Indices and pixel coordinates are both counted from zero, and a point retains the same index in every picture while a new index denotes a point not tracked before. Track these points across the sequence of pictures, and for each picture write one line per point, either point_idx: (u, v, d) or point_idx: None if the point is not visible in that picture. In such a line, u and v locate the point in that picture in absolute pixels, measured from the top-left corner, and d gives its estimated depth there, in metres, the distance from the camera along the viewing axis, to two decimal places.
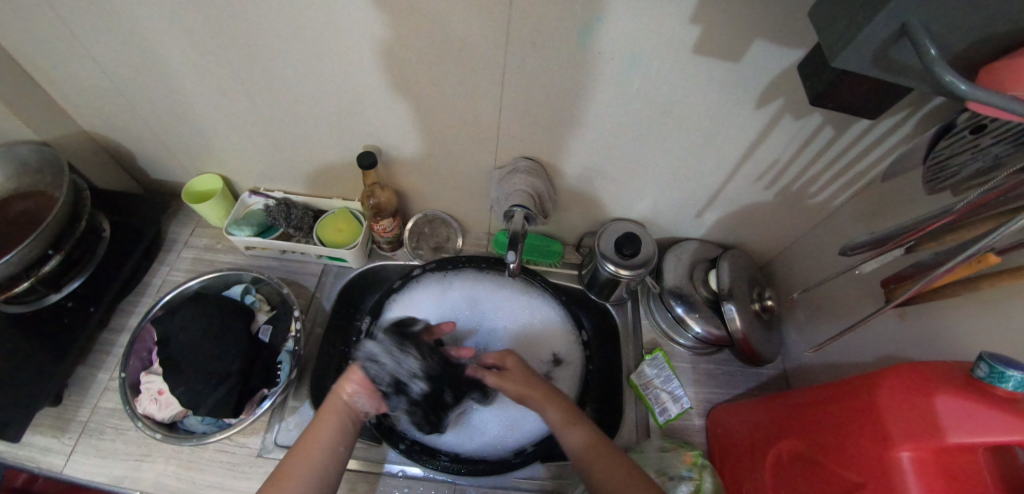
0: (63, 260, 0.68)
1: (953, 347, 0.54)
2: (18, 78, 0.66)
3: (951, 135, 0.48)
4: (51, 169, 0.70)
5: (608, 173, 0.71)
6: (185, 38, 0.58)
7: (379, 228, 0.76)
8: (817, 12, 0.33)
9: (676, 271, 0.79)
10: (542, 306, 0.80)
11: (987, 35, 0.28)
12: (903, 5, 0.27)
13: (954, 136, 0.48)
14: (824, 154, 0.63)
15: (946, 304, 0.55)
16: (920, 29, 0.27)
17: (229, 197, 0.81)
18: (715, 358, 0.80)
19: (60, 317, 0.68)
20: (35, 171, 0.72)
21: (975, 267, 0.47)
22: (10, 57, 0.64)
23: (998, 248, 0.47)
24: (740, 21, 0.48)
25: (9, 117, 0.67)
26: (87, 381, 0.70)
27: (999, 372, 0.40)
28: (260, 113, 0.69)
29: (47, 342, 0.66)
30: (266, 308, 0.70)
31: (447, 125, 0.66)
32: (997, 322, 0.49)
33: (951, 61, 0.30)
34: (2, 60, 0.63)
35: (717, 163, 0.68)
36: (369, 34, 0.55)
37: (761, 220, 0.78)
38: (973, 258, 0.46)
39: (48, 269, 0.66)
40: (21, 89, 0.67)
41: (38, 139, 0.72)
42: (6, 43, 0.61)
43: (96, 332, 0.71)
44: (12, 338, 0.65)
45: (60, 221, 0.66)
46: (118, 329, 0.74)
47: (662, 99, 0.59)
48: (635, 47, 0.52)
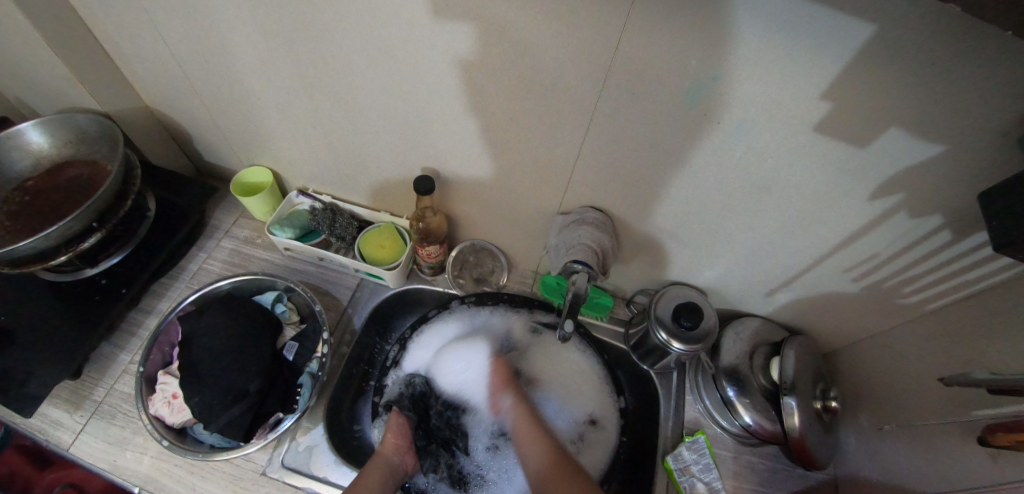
0: (104, 237, 0.65)
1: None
2: (92, 48, 0.65)
3: None
4: (107, 142, 0.69)
5: (678, 236, 0.65)
6: (258, 32, 0.55)
7: (423, 253, 0.72)
8: None
9: (734, 350, 0.72)
10: (578, 362, 0.75)
11: None
12: None
13: None
14: (934, 258, 0.55)
15: None
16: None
17: (277, 194, 0.78)
18: (760, 450, 0.73)
19: (93, 293, 0.67)
20: (93, 141, 0.70)
21: None
22: (87, 24, 0.62)
23: None
24: (882, 106, 0.42)
25: (76, 83, 0.66)
26: (107, 359, 0.67)
27: None
28: (322, 116, 0.66)
29: (78, 316, 0.65)
30: (295, 322, 0.66)
31: (513, 158, 0.61)
32: None
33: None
34: (76, 26, 0.62)
35: (804, 245, 0.61)
36: (452, 57, 0.51)
37: (837, 310, 0.70)
38: None
39: (88, 246, 0.63)
40: (93, 59, 0.65)
41: (101, 111, 0.71)
42: (88, 14, 0.61)
43: (125, 312, 0.69)
44: (45, 307, 0.64)
45: (108, 196, 0.63)
46: (148, 311, 0.72)
47: (764, 172, 0.52)
48: (747, 114, 0.46)
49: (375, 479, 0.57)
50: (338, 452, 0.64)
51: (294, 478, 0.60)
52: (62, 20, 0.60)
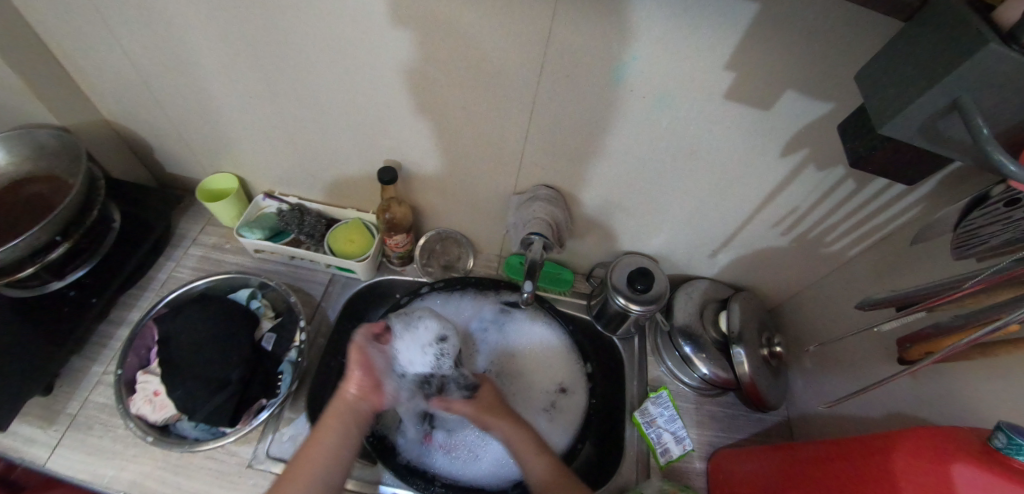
0: (70, 249, 0.66)
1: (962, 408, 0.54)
2: (48, 65, 0.66)
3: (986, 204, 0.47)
4: (69, 156, 0.70)
5: (626, 207, 0.71)
6: (218, 39, 0.59)
7: (391, 243, 0.75)
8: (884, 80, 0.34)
9: (686, 309, 0.78)
10: (548, 335, 0.79)
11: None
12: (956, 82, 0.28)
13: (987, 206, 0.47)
14: (843, 206, 0.63)
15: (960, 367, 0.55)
16: (972, 105, 0.28)
17: (243, 198, 0.80)
18: (719, 399, 0.79)
19: (61, 306, 0.67)
20: (52, 155, 0.71)
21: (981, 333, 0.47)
22: (42, 41, 0.64)
23: None
24: (775, 71, 0.49)
25: (33, 98, 0.67)
26: (79, 372, 0.67)
27: (1017, 444, 0.39)
28: (284, 118, 0.69)
29: (47, 330, 0.65)
30: (271, 315, 0.69)
31: (469, 145, 0.66)
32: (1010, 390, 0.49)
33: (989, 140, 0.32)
34: (31, 43, 0.63)
35: (735, 206, 0.68)
36: (402, 51, 0.56)
37: (773, 265, 0.78)
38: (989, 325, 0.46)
39: (55, 257, 0.64)
40: (50, 75, 0.67)
41: (58, 124, 0.71)
42: (44, 31, 0.62)
43: (95, 323, 0.69)
44: (11, 323, 0.64)
45: (72, 208, 0.64)
46: (119, 322, 0.73)
47: (690, 139, 0.59)
48: (666, 88, 0.53)
49: (333, 428, 0.58)
50: None
51: (279, 467, 0.61)
52: (16, 37, 0.62)
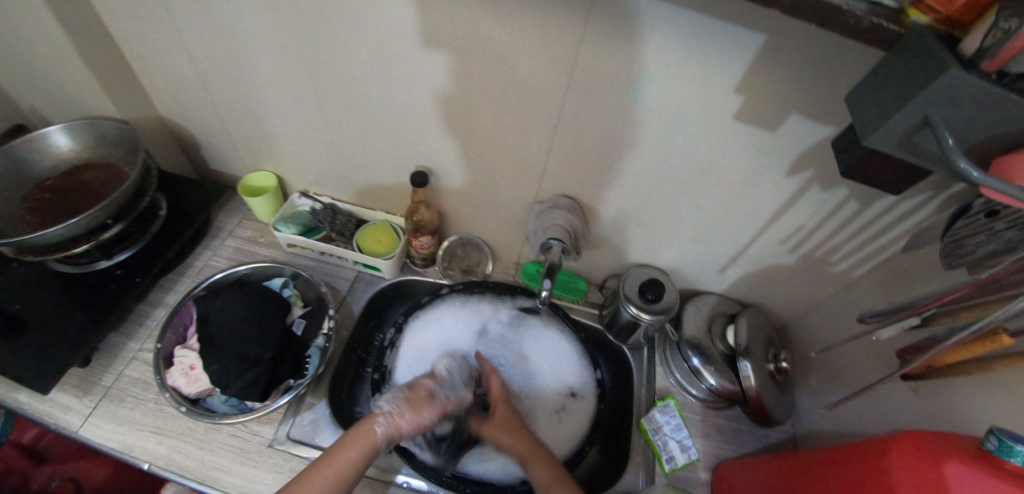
0: (121, 231, 0.72)
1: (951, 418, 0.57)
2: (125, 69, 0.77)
3: (970, 214, 0.52)
4: (127, 146, 0.77)
5: (638, 220, 0.76)
6: (277, 50, 0.68)
7: (416, 244, 0.80)
8: (869, 99, 0.40)
9: (695, 322, 0.82)
10: (561, 343, 0.81)
11: (989, 125, 0.34)
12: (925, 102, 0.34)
13: (972, 216, 0.52)
14: (846, 226, 0.67)
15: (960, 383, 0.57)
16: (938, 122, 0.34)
17: (280, 196, 0.89)
18: (726, 413, 0.81)
19: (108, 283, 0.72)
20: (111, 145, 0.78)
21: (987, 344, 0.51)
22: (119, 43, 0.74)
23: (1010, 329, 0.51)
24: (782, 96, 0.54)
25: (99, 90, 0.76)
26: (115, 348, 0.72)
27: (1007, 445, 0.41)
28: (327, 122, 0.77)
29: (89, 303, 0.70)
30: (300, 304, 0.78)
31: (493, 154, 0.72)
32: (1008, 404, 0.51)
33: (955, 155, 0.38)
34: (107, 43, 0.73)
35: (743, 222, 0.72)
36: (438, 64, 0.62)
37: (780, 283, 0.81)
38: (988, 337, 0.50)
39: (108, 237, 0.69)
40: (124, 77, 0.78)
41: (120, 117, 0.81)
42: (123, 37, 0.73)
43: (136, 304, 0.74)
44: (59, 294, 0.70)
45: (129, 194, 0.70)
46: (155, 304, 0.78)
47: (701, 159, 0.64)
48: (681, 109, 0.59)
49: (360, 437, 0.59)
50: (340, 425, 0.70)
51: (299, 449, 0.64)
52: (96, 38, 0.71)
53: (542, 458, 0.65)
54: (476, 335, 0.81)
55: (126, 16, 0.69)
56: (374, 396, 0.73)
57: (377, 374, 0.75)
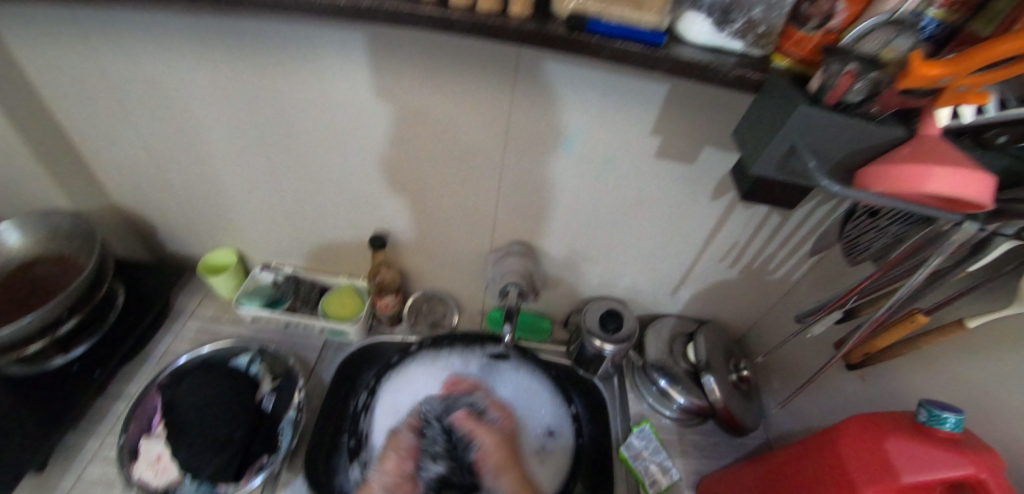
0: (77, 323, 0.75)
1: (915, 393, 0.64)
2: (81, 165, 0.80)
3: (854, 218, 0.59)
4: (81, 239, 0.81)
5: (590, 255, 0.81)
6: (232, 135, 0.73)
7: (381, 304, 0.82)
8: (744, 136, 0.48)
9: (657, 346, 0.85)
10: (534, 385, 0.83)
11: (838, 145, 0.43)
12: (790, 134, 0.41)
13: (856, 220, 0.59)
14: (773, 238, 0.74)
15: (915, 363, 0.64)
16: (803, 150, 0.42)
17: (241, 272, 0.89)
18: (700, 428, 0.84)
19: (65, 379, 0.75)
20: (64, 239, 0.82)
21: (909, 324, 0.60)
22: (73, 140, 0.77)
23: (924, 308, 0.60)
24: (692, 133, 0.62)
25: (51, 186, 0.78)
26: (74, 447, 0.73)
27: (937, 415, 0.47)
28: (283, 196, 0.80)
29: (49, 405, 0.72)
30: (270, 379, 0.77)
31: (445, 210, 0.76)
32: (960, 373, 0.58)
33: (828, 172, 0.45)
34: (62, 141, 0.77)
35: (684, 244, 0.78)
36: (382, 134, 0.68)
37: (729, 296, 0.87)
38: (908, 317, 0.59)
39: (63, 331, 0.73)
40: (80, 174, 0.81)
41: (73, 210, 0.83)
42: (78, 137, 0.76)
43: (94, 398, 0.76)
44: (26, 404, 0.72)
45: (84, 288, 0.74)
46: (115, 396, 0.80)
47: (635, 195, 0.71)
48: (609, 154, 0.65)
49: None
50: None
51: None
52: (51, 138, 0.75)
53: (514, 472, 0.66)
54: None
55: (82, 119, 0.73)
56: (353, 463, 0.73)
57: (353, 441, 0.74)
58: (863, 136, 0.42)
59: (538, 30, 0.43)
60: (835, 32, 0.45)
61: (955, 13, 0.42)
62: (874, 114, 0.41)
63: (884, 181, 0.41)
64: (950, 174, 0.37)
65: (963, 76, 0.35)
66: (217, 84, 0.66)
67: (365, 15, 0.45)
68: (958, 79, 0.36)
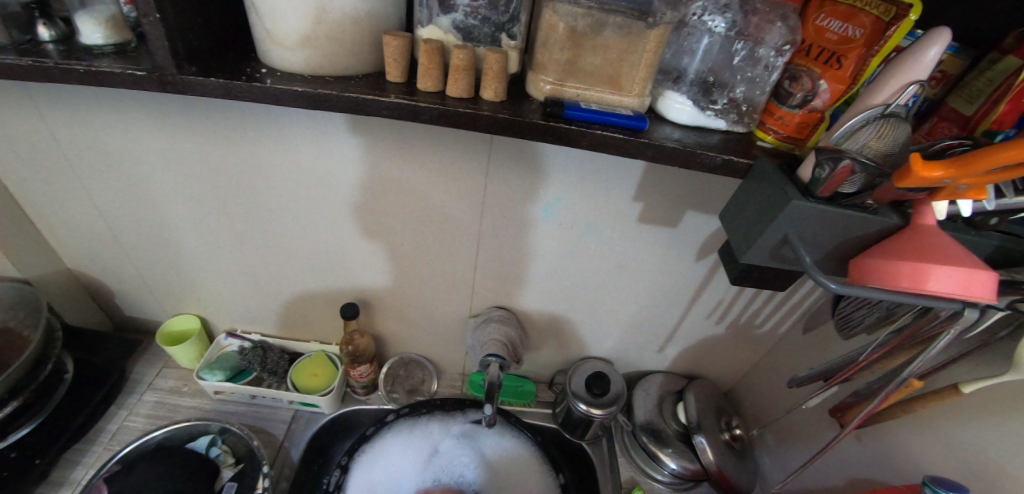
0: (17, 407, 0.69)
1: (912, 467, 0.61)
2: (27, 231, 0.74)
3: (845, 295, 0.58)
4: (23, 306, 0.73)
5: (574, 316, 0.78)
6: (192, 200, 0.68)
7: (355, 374, 0.77)
8: (728, 218, 0.47)
9: (646, 405, 0.82)
10: (518, 453, 0.79)
11: (831, 236, 0.41)
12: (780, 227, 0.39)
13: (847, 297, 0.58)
14: (758, 295, 0.72)
15: (904, 429, 0.62)
16: (796, 240, 0.39)
17: (205, 339, 0.84)
18: (694, 492, 0.80)
19: None
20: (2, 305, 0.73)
21: (905, 390, 0.57)
22: (21, 205, 0.72)
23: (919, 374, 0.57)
24: (674, 200, 0.60)
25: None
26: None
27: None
28: (247, 259, 0.75)
29: None
30: (231, 463, 0.72)
31: (421, 274, 0.72)
32: (953, 446, 0.56)
33: (822, 259, 0.43)
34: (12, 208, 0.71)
35: (671, 303, 0.75)
36: (351, 200, 0.64)
37: (718, 352, 0.85)
38: (903, 383, 0.57)
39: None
40: (29, 240, 0.75)
41: (19, 277, 0.76)
42: (25, 202, 0.71)
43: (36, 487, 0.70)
44: None
45: (26, 367, 0.69)
46: (60, 483, 0.73)
47: (618, 258, 0.68)
48: (590, 220, 0.63)
49: None
50: None
51: None
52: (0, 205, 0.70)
53: None
54: (427, 460, 0.77)
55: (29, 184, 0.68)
56: None
57: None
58: (854, 226, 0.40)
59: (509, 117, 0.40)
60: (818, 111, 0.43)
61: (933, 89, 0.45)
62: (867, 205, 0.40)
63: (880, 275, 0.39)
64: (948, 271, 0.36)
65: (965, 177, 0.33)
66: (176, 153, 0.62)
67: (325, 103, 0.42)
68: (958, 181, 0.34)
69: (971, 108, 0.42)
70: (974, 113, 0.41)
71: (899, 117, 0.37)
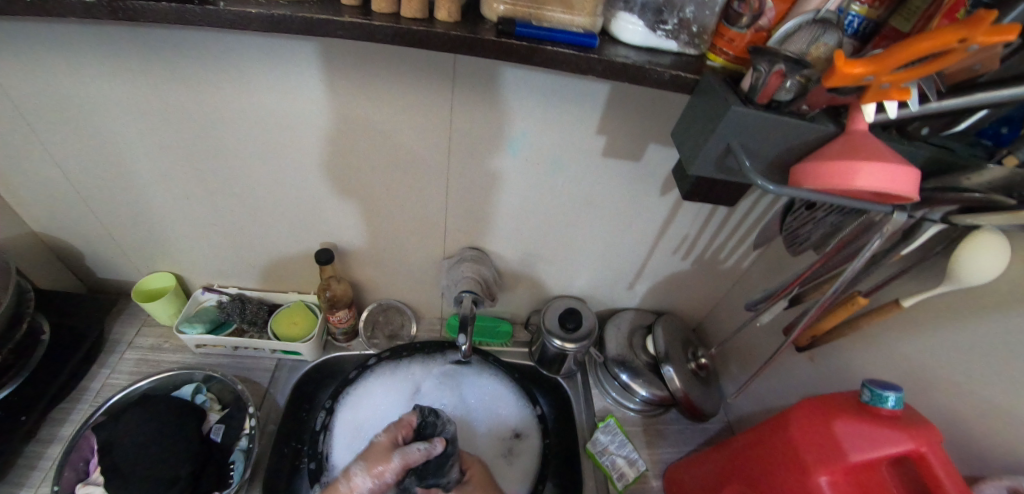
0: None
1: (857, 375, 0.66)
2: None
3: (795, 211, 0.61)
4: None
5: (546, 256, 0.80)
6: (155, 151, 0.67)
7: (334, 319, 0.80)
8: (678, 135, 0.49)
9: (617, 340, 0.86)
10: (497, 389, 0.83)
11: (774, 142, 0.43)
12: (723, 135, 0.42)
13: (796, 212, 0.61)
14: (721, 228, 0.76)
15: (850, 345, 0.67)
16: (738, 148, 0.42)
17: (181, 295, 0.85)
18: (664, 417, 0.86)
19: None
20: None
21: (851, 307, 0.61)
22: None
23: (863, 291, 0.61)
24: (636, 132, 0.61)
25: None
26: None
27: (878, 394, 0.51)
28: (218, 212, 0.75)
29: None
30: (217, 407, 0.76)
31: (396, 219, 0.74)
32: (891, 351, 0.61)
33: (765, 169, 0.46)
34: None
35: (638, 240, 0.78)
36: (319, 144, 0.64)
37: (685, 288, 0.89)
38: (849, 300, 0.60)
39: None
40: None
41: None
42: None
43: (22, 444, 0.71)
44: None
45: (1, 325, 0.69)
46: (47, 440, 0.74)
47: (586, 194, 0.70)
48: (556, 155, 0.64)
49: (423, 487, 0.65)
50: None
51: None
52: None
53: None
54: (409, 400, 0.80)
55: None
56: (313, 488, 0.69)
57: (313, 463, 0.71)
58: (793, 134, 0.42)
59: (463, 36, 0.41)
60: (765, 31, 0.44)
61: (877, 9, 0.44)
62: (804, 112, 0.42)
63: (818, 178, 0.41)
64: (876, 168, 0.38)
65: (884, 74, 0.36)
66: (131, 101, 0.61)
67: (281, 26, 0.42)
68: (879, 77, 0.37)
69: (907, 26, 0.42)
70: (910, 30, 0.42)
71: (830, 23, 0.41)
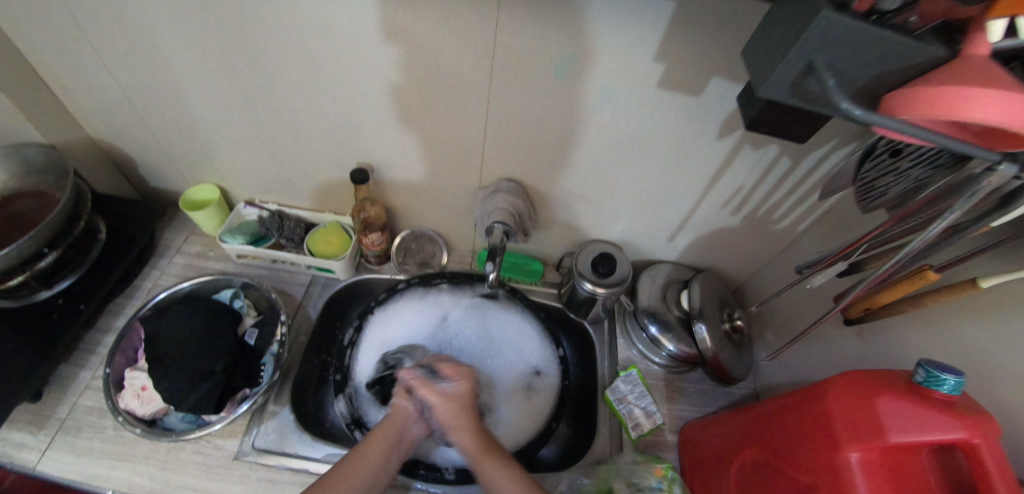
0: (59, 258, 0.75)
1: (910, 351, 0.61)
2: (42, 92, 0.75)
3: (874, 157, 0.54)
4: (55, 173, 0.79)
5: (585, 197, 0.77)
6: (196, 59, 0.66)
7: (367, 241, 0.82)
8: (748, 53, 0.43)
9: (650, 291, 0.83)
10: (521, 326, 0.83)
11: (863, 64, 0.37)
12: (804, 50, 0.36)
13: (875, 159, 0.54)
14: (778, 184, 0.69)
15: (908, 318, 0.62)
16: (821, 65, 0.36)
17: (225, 207, 0.89)
18: (688, 376, 0.84)
19: (51, 312, 0.75)
20: (39, 172, 0.80)
21: (916, 282, 0.53)
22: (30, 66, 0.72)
23: (936, 265, 0.53)
24: (700, 62, 0.55)
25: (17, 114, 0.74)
26: (69, 376, 0.76)
27: (935, 376, 0.45)
28: (260, 126, 0.75)
29: (40, 334, 0.73)
30: (253, 314, 0.81)
31: (434, 144, 0.72)
32: (953, 328, 0.55)
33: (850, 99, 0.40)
34: (23, 68, 0.71)
35: (685, 188, 0.73)
36: (358, 58, 0.62)
37: (729, 246, 0.83)
38: (915, 275, 0.53)
39: (42, 265, 0.73)
40: (46, 102, 0.76)
41: (46, 142, 0.79)
42: (33, 60, 0.71)
43: (83, 329, 0.78)
44: (11, 329, 0.72)
45: (62, 220, 0.74)
46: (106, 329, 0.81)
47: (634, 130, 0.65)
48: (606, 82, 0.59)
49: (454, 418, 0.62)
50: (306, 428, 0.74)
51: (265, 458, 0.68)
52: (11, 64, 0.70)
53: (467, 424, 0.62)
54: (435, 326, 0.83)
55: (34, 41, 0.67)
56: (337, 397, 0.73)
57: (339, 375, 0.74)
58: (891, 54, 0.35)
59: None
60: None
61: None
62: (913, 26, 0.35)
63: (917, 106, 0.35)
64: (999, 98, 0.31)
65: None
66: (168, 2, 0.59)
67: None
68: None
69: None
70: None
71: None
